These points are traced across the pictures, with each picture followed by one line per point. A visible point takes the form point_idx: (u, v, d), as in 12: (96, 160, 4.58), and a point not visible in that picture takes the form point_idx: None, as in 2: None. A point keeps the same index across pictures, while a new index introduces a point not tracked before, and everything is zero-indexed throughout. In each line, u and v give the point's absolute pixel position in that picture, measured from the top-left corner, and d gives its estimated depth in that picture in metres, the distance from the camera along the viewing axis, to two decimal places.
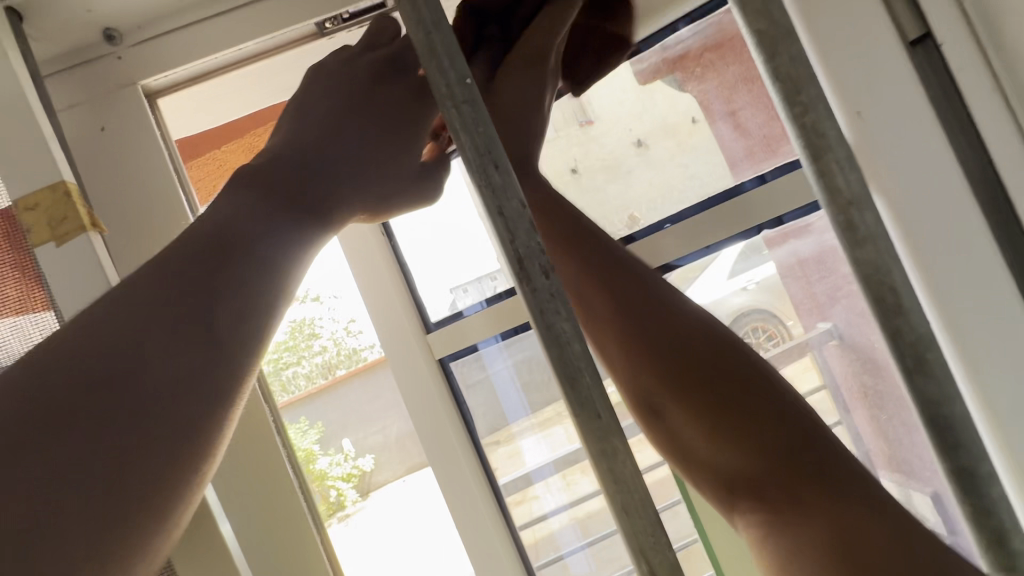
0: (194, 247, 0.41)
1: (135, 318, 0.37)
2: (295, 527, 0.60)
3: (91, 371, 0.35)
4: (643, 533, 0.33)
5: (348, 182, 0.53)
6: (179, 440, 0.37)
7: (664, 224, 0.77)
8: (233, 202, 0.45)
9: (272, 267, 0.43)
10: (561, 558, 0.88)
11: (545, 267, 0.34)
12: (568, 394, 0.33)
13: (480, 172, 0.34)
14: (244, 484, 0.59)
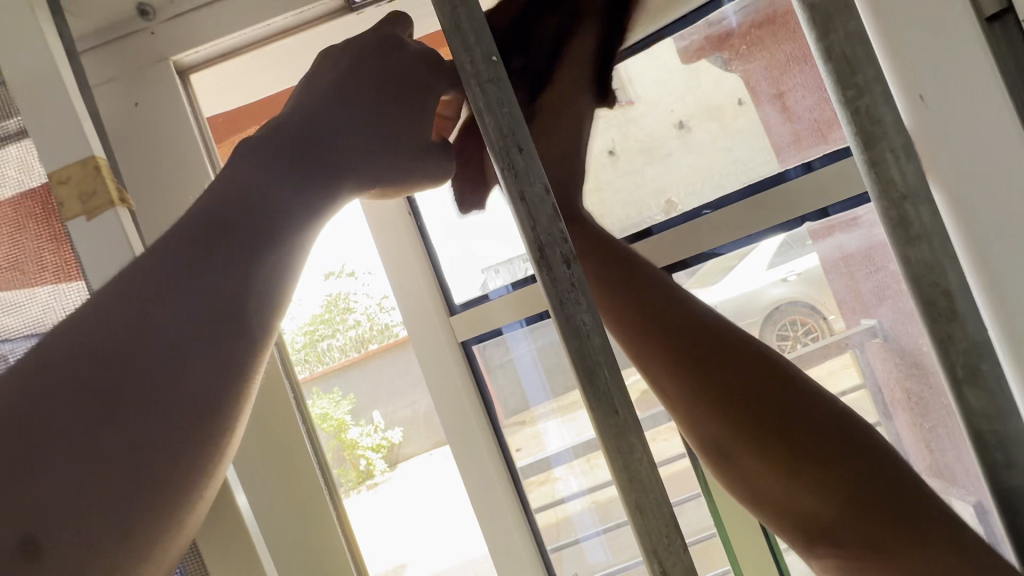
0: (205, 219, 0.41)
1: (149, 291, 0.38)
2: (314, 498, 0.62)
3: (106, 345, 0.36)
4: (654, 531, 0.32)
5: (362, 155, 0.53)
6: (195, 412, 0.37)
7: (702, 211, 0.73)
8: (238, 173, 0.44)
9: (280, 239, 0.44)
10: (578, 541, 0.88)
11: (566, 256, 0.33)
12: (585, 386, 0.32)
13: (503, 155, 0.33)
14: (269, 454, 0.61)
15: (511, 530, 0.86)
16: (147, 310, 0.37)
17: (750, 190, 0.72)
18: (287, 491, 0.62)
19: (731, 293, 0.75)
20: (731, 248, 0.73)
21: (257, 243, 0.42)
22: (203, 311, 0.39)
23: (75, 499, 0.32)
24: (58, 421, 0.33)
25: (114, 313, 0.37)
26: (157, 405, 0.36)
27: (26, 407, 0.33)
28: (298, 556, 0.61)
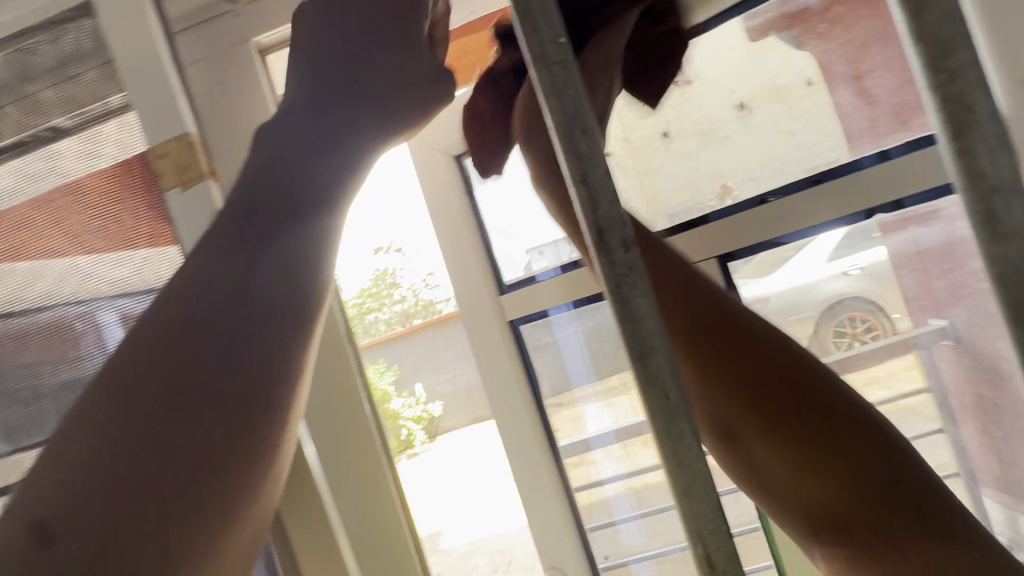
0: (239, 228, 0.47)
1: (191, 307, 0.44)
2: (371, 454, 0.66)
3: (162, 361, 0.42)
4: (703, 517, 0.32)
5: (360, 132, 0.57)
6: (256, 371, 0.44)
7: (765, 199, 0.71)
8: (259, 174, 0.50)
9: (325, 204, 0.52)
10: (613, 524, 0.89)
11: (625, 241, 0.33)
12: (636, 369, 0.33)
13: (567, 137, 0.33)
14: (329, 409, 0.65)
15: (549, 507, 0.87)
16: (192, 323, 0.43)
17: (814, 180, 0.68)
18: (345, 444, 0.65)
19: (790, 283, 0.73)
20: (794, 237, 0.70)
21: (279, 246, 0.48)
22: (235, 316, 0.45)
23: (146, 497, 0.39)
24: (129, 430, 0.40)
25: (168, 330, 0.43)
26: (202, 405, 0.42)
27: (97, 425, 0.40)
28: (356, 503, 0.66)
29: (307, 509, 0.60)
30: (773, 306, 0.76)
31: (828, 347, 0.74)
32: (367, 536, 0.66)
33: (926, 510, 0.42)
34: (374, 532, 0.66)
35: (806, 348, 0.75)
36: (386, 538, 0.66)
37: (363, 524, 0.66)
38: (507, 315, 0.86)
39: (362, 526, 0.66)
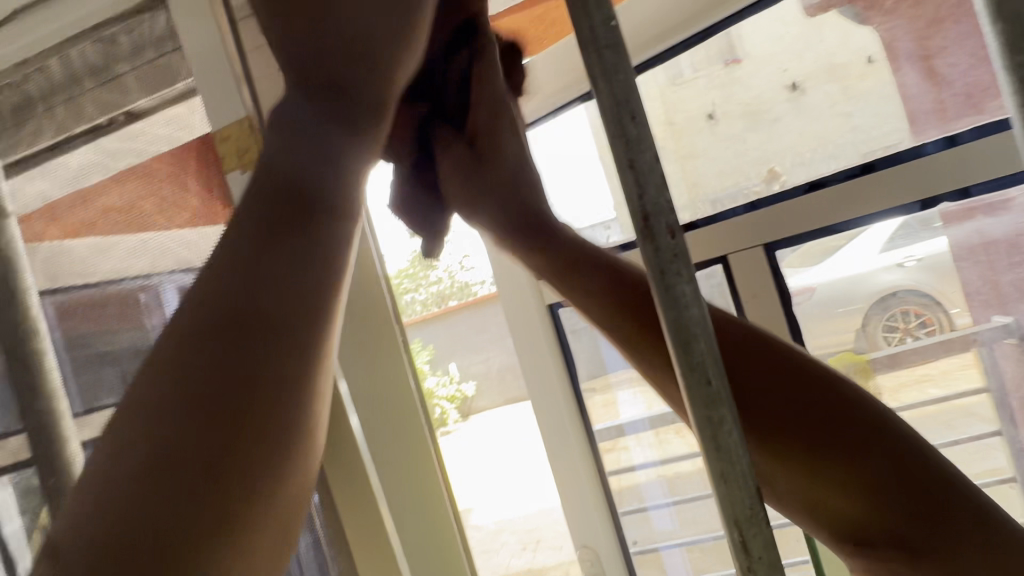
0: (253, 241, 0.38)
1: (208, 329, 0.36)
2: (410, 421, 0.68)
3: (176, 395, 0.34)
4: (741, 504, 0.31)
5: (375, 116, 0.48)
6: (285, 350, 0.37)
7: (803, 187, 0.70)
8: (277, 172, 0.41)
9: (335, 163, 0.43)
10: (644, 509, 0.90)
11: (671, 227, 0.33)
12: (677, 355, 0.32)
13: (615, 122, 0.33)
14: (370, 376, 0.67)
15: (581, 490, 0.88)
16: (213, 348, 0.36)
17: (867, 166, 0.66)
18: (385, 412, 0.67)
19: (836, 274, 0.72)
20: (846, 225, 0.68)
21: (309, 255, 0.40)
22: (262, 339, 0.37)
23: (181, 502, 0.33)
24: (148, 472, 0.33)
25: (182, 360, 0.35)
26: (239, 444, 0.35)
27: (115, 475, 0.33)
28: (395, 470, 0.67)
29: (350, 479, 0.59)
30: (820, 298, 0.74)
31: (877, 342, 0.72)
32: (406, 501, 0.68)
33: (955, 501, 0.36)
34: (414, 497, 0.68)
35: (853, 345, 0.74)
36: (424, 505, 0.68)
37: (402, 490, 0.67)
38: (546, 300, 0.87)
39: (402, 492, 0.68)
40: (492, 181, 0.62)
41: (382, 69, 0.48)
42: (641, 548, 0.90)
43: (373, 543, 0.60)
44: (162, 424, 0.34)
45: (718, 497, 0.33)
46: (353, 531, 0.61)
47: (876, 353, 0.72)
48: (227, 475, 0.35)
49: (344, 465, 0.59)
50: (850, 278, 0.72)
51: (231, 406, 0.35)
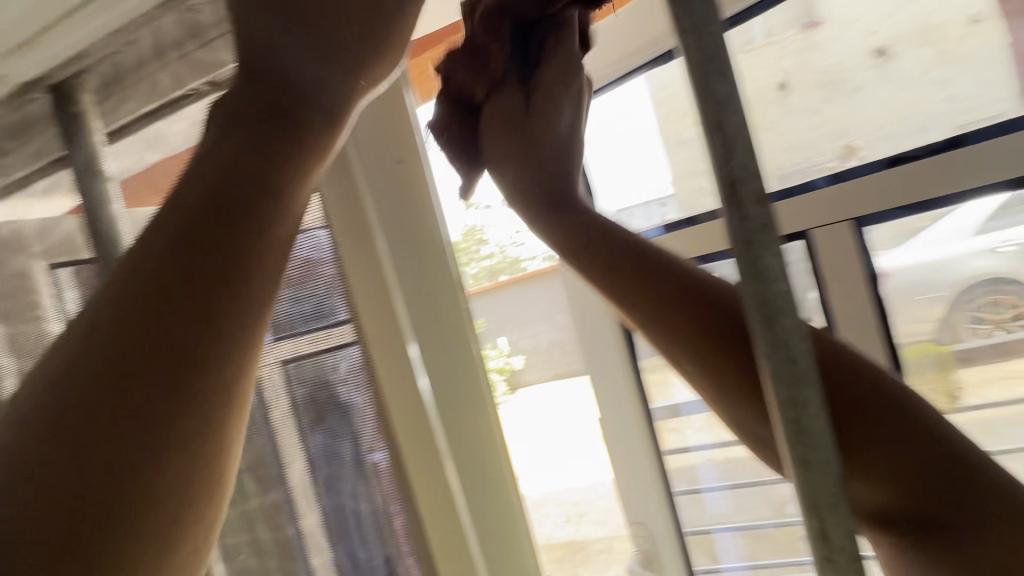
0: (206, 195, 0.29)
1: (112, 383, 0.25)
2: (476, 411, 0.60)
3: (55, 480, 0.23)
4: (823, 495, 0.27)
5: (324, 137, 0.33)
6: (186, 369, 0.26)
7: (883, 163, 0.62)
8: (214, 174, 0.29)
9: (295, 131, 0.31)
10: (698, 491, 0.86)
11: (763, 195, 0.27)
12: (760, 332, 0.27)
13: (701, 79, 0.28)
14: (444, 358, 0.60)
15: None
16: (104, 418, 0.24)
17: (955, 141, 0.57)
18: (460, 398, 0.60)
19: (914, 260, 0.63)
20: (934, 207, 0.60)
21: (216, 314, 0.28)
22: (156, 419, 0.25)
23: (59, 547, 0.23)
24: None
25: (56, 425, 0.24)
26: (118, 555, 0.24)
27: None
28: (471, 465, 0.60)
29: (422, 453, 0.56)
30: (895, 287, 0.66)
31: (960, 333, 0.62)
32: (481, 498, 0.60)
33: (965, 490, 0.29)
34: (485, 494, 0.60)
35: (932, 335, 0.64)
36: (499, 505, 0.61)
37: (478, 485, 0.61)
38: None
39: (475, 488, 0.60)
40: (539, 128, 0.53)
41: (373, 45, 0.34)
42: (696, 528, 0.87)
43: (450, 527, 0.56)
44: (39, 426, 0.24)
45: (795, 488, 0.28)
46: (427, 515, 0.56)
47: (958, 346, 0.63)
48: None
49: (414, 440, 0.56)
50: (931, 265, 0.63)
51: (129, 499, 0.24)
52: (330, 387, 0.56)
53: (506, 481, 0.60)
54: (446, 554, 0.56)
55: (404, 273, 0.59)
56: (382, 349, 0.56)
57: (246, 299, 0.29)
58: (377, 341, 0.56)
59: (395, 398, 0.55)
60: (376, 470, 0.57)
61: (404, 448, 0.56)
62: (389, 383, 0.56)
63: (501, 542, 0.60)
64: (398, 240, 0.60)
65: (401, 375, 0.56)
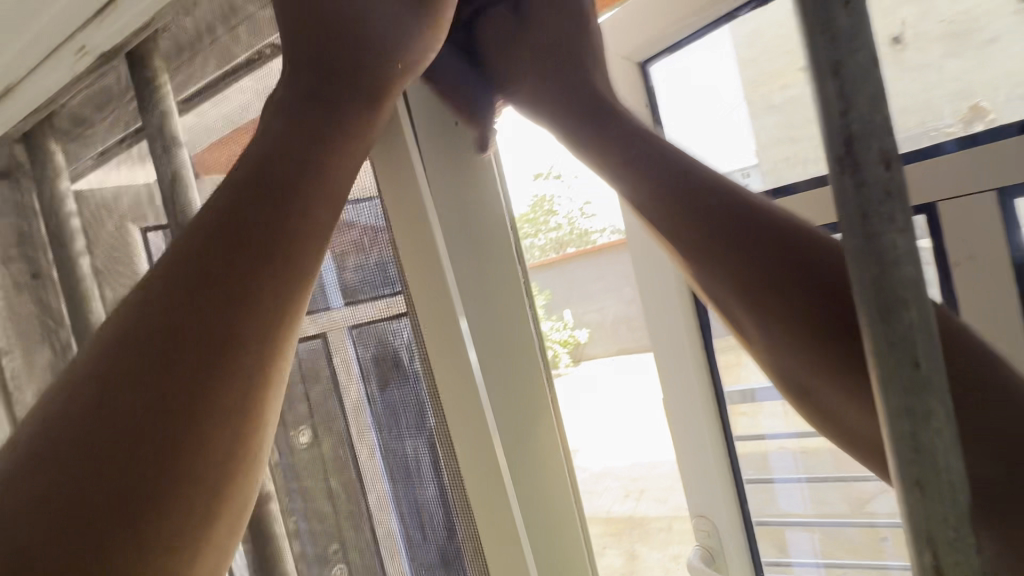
0: (260, 172, 0.30)
1: (172, 339, 0.26)
2: (534, 390, 0.54)
3: (119, 417, 0.25)
4: (940, 520, 0.20)
5: (367, 112, 0.34)
6: (241, 334, 0.28)
7: (1008, 129, 0.46)
8: (266, 159, 0.30)
9: (341, 103, 0.33)
10: (768, 482, 0.67)
11: (888, 154, 0.20)
12: (871, 329, 0.21)
13: (816, 7, 0.20)
14: (498, 333, 0.54)
15: (713, 485, 0.68)
16: (165, 363, 0.26)
17: None
18: (517, 376, 0.54)
19: None
20: None
21: (266, 280, 0.29)
22: (210, 367, 0.26)
23: (104, 495, 0.23)
24: (72, 503, 0.23)
25: (120, 367, 0.25)
26: (168, 496, 0.24)
27: (26, 445, 0.24)
28: (521, 450, 0.54)
29: (476, 437, 0.44)
30: None
31: None
32: (533, 486, 0.53)
33: None
34: (538, 481, 0.54)
35: None
36: (551, 493, 0.54)
37: (529, 472, 0.53)
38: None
39: (526, 473, 0.53)
40: (547, 57, 0.48)
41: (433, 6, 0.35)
42: (771, 559, 0.68)
43: (508, 528, 0.44)
44: (96, 386, 0.25)
45: (901, 520, 0.21)
46: (479, 506, 0.45)
47: None
48: (148, 535, 0.24)
49: (469, 423, 0.44)
50: None
51: (182, 439, 0.25)
52: (394, 354, 0.48)
53: (562, 466, 0.54)
54: (502, 556, 0.45)
55: (458, 239, 0.52)
56: (428, 313, 0.44)
57: (293, 267, 0.30)
58: (427, 311, 0.44)
59: (446, 371, 0.44)
60: (425, 450, 0.48)
61: (454, 424, 0.45)
62: (439, 354, 0.44)
63: (553, 533, 0.54)
64: (449, 201, 0.52)
65: (447, 349, 0.44)
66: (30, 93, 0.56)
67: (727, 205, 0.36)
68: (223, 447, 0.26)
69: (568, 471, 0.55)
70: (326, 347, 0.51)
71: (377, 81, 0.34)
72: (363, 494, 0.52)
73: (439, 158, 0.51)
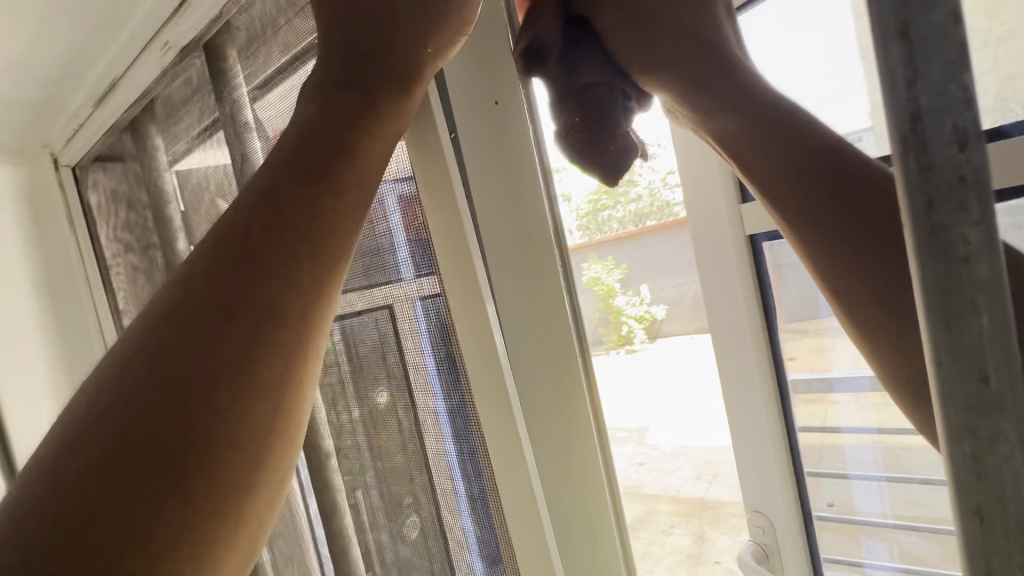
0: (294, 163, 0.32)
1: (216, 320, 0.29)
2: (574, 409, 0.44)
3: (165, 391, 0.27)
4: (1007, 567, 0.16)
5: (397, 100, 0.34)
6: (276, 316, 0.30)
7: None
8: (300, 150, 0.32)
9: (372, 92, 0.34)
10: (844, 476, 0.62)
11: (965, 129, 0.16)
12: (928, 336, 0.17)
13: None
14: (539, 337, 0.44)
15: (772, 484, 0.63)
16: (212, 338, 0.29)
17: None
18: (554, 391, 0.44)
19: None
20: None
21: (298, 266, 0.31)
22: (253, 343, 0.29)
23: (153, 461, 0.26)
24: (127, 466, 0.26)
25: (172, 341, 0.28)
26: (216, 456, 0.28)
27: (83, 416, 0.27)
28: (555, 477, 0.44)
29: (508, 445, 0.39)
30: None
31: None
32: (567, 518, 0.45)
33: None
34: (575, 513, 0.45)
35: None
36: (591, 528, 0.45)
37: (562, 504, 0.44)
38: (745, 229, 0.60)
39: (561, 504, 0.44)
40: (676, 48, 0.37)
41: None
42: (831, 555, 0.64)
43: (541, 553, 0.39)
44: (146, 361, 0.28)
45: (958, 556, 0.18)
46: (510, 523, 0.40)
47: None
48: (198, 490, 0.27)
49: (499, 431, 0.39)
50: None
51: (230, 407, 0.28)
52: (443, 332, 0.45)
53: (604, 502, 0.44)
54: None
55: (492, 218, 0.42)
56: (460, 305, 0.39)
57: (324, 254, 0.32)
58: (459, 293, 0.38)
59: (479, 370, 0.39)
60: (460, 441, 0.46)
61: (490, 432, 0.40)
62: (472, 350, 0.39)
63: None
64: (489, 166, 0.42)
65: (477, 336, 0.38)
66: (135, 79, 0.64)
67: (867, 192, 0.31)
68: (264, 420, 0.29)
69: (610, 507, 0.45)
70: (390, 319, 0.49)
71: (408, 61, 0.34)
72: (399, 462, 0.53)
73: (474, 116, 0.42)
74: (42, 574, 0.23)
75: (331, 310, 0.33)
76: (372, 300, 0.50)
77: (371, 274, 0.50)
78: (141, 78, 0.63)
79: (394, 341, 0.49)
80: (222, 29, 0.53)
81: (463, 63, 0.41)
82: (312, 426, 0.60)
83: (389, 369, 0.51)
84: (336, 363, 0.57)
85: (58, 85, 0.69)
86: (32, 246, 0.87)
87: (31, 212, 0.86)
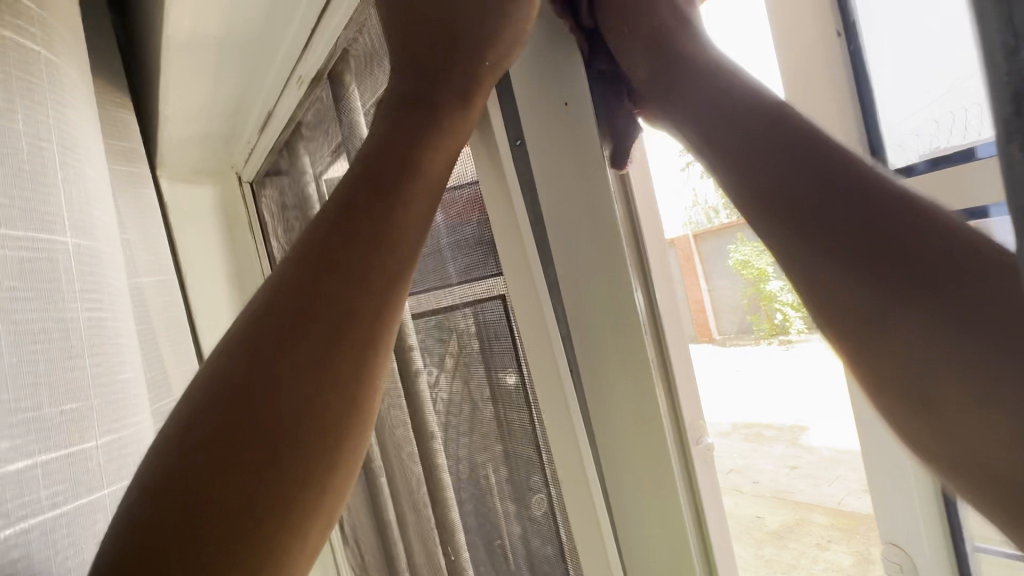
0: (367, 178, 0.37)
1: (305, 317, 0.35)
2: (643, 409, 0.43)
3: (264, 375, 0.33)
4: None
5: (456, 112, 0.38)
6: (353, 313, 0.35)
7: None
8: (373, 166, 0.37)
9: (431, 109, 0.38)
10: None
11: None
12: None
13: None
14: (605, 337, 0.43)
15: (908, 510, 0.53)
16: (298, 334, 0.34)
17: None
18: (620, 389, 0.43)
19: None
20: None
21: (370, 268, 0.36)
22: (334, 337, 0.35)
23: (255, 431, 0.32)
24: (234, 435, 0.32)
25: (265, 337, 0.34)
26: (302, 434, 0.33)
27: (199, 394, 0.34)
28: (630, 481, 0.44)
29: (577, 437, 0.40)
30: None
31: None
32: (637, 520, 0.44)
33: None
34: (646, 512, 0.44)
35: None
36: (663, 531, 0.44)
37: (632, 506, 0.44)
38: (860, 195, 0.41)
39: (633, 507, 0.44)
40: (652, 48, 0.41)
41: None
42: None
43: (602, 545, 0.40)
44: (248, 348, 0.34)
45: None
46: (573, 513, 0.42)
47: None
48: (291, 462, 0.33)
49: (559, 420, 0.44)
50: None
51: (312, 402, 0.34)
52: None
53: (679, 507, 0.43)
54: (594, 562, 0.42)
55: (561, 220, 0.43)
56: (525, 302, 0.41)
57: (393, 256, 0.37)
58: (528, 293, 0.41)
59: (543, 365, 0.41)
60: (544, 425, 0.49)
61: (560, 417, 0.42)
62: (536, 360, 0.44)
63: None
64: (561, 167, 0.43)
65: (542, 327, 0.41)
66: (284, 108, 0.76)
67: (861, 201, 0.30)
68: (342, 401, 0.35)
69: (686, 516, 0.43)
70: (505, 308, 0.51)
71: (467, 77, 0.38)
72: (493, 443, 0.57)
73: (541, 119, 0.43)
74: (175, 520, 0.30)
75: (398, 317, 0.38)
76: (489, 290, 0.53)
77: (488, 265, 0.52)
78: (288, 106, 0.75)
79: (507, 332, 0.52)
80: (338, 58, 0.61)
81: (527, 67, 0.43)
82: (421, 408, 0.66)
83: (504, 352, 0.53)
84: (467, 344, 0.58)
85: (236, 119, 0.86)
86: (226, 247, 1.10)
87: (223, 220, 1.09)
